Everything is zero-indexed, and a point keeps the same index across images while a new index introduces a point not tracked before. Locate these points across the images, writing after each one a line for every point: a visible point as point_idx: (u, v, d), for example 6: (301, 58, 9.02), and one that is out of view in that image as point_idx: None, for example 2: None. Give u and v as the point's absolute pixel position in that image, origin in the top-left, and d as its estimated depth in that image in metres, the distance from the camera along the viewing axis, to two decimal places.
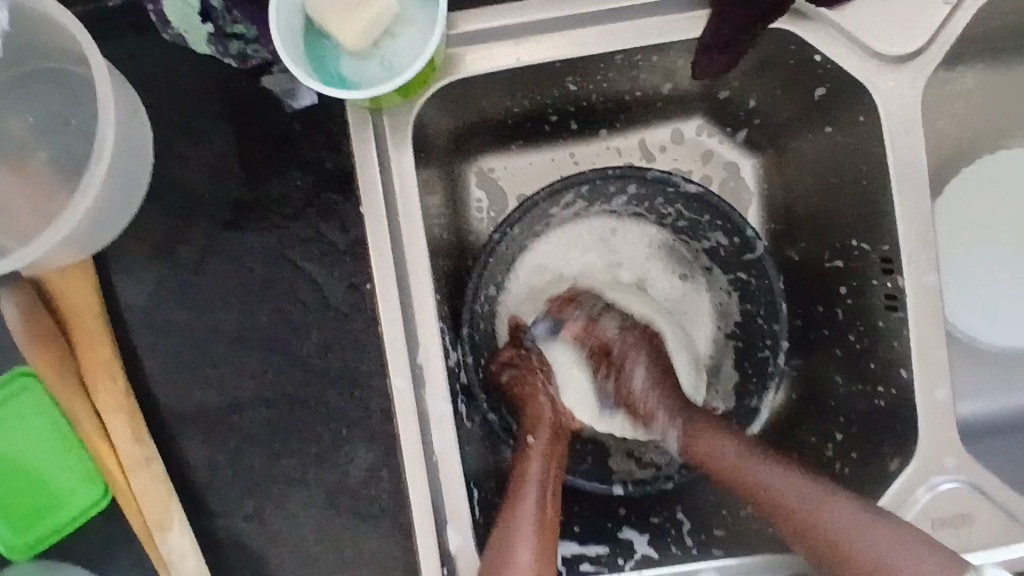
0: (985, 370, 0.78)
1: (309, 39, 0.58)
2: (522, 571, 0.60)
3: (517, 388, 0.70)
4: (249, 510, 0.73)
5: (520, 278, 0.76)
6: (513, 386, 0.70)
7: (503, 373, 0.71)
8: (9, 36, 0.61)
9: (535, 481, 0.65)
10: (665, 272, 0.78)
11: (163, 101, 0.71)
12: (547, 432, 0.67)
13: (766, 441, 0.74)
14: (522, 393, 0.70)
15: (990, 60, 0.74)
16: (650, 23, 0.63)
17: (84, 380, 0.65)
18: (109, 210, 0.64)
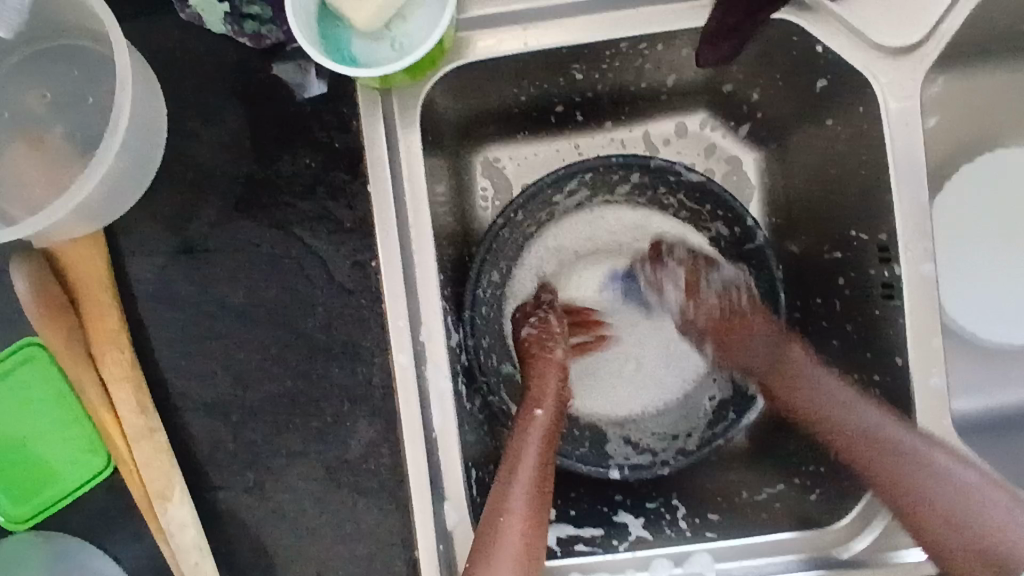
0: (983, 365, 0.79)
1: (322, 19, 0.60)
2: (514, 532, 0.60)
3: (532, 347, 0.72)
4: (250, 483, 0.74)
5: (528, 265, 0.78)
6: (529, 343, 0.72)
7: (526, 328, 0.73)
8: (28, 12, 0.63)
9: (537, 446, 0.65)
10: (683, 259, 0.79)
11: (177, 80, 0.73)
12: (553, 405, 0.68)
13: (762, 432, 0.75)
14: (534, 351, 0.71)
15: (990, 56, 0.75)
16: (656, 12, 0.64)
17: (91, 350, 0.66)
18: (121, 184, 0.65)
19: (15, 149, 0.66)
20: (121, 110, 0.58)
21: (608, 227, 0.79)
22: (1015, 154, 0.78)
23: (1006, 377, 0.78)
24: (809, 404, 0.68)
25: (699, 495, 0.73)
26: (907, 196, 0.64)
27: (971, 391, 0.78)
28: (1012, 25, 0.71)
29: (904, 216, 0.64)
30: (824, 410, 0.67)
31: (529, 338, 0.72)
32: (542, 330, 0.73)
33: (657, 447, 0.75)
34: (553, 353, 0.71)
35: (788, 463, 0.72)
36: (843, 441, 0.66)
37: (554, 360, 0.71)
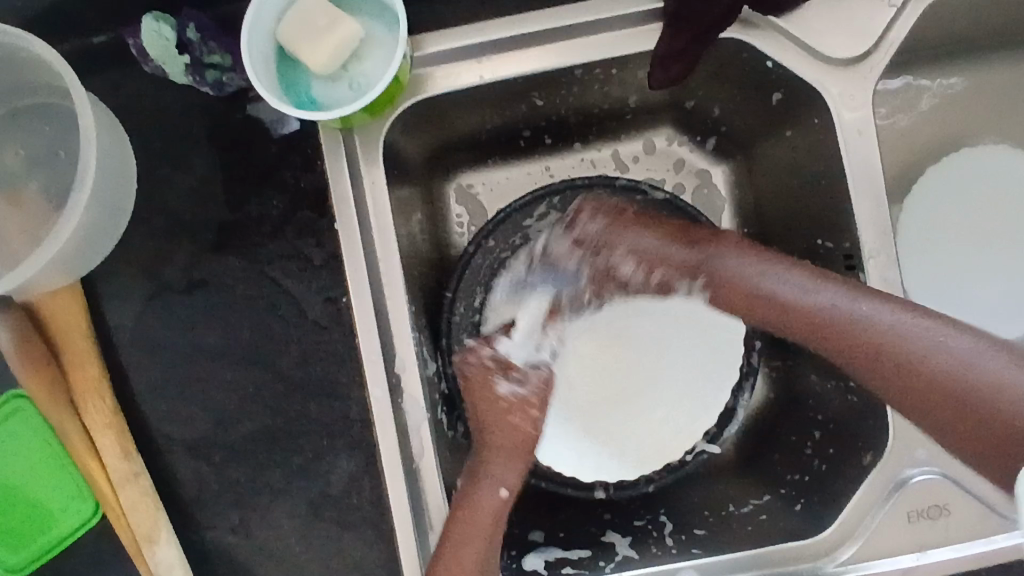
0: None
1: (281, 67, 0.62)
2: None
3: (506, 403, 0.68)
4: (235, 522, 0.75)
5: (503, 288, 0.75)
6: (501, 408, 0.68)
7: (506, 387, 0.69)
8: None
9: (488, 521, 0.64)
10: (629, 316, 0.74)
11: (146, 129, 0.74)
12: (517, 482, 0.67)
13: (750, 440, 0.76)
14: (506, 407, 0.68)
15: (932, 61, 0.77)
16: (608, 38, 0.65)
17: (72, 398, 0.67)
18: (96, 237, 0.67)
19: None
20: (87, 172, 0.60)
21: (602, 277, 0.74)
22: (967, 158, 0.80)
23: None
24: (855, 340, 0.62)
25: (686, 509, 0.73)
26: (863, 203, 0.65)
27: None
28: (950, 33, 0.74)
29: (867, 224, 0.65)
30: (859, 329, 0.62)
31: (503, 403, 0.68)
32: (524, 387, 0.69)
33: None
34: (523, 426, 0.68)
35: (773, 473, 0.73)
36: (903, 374, 0.60)
37: (523, 435, 0.68)
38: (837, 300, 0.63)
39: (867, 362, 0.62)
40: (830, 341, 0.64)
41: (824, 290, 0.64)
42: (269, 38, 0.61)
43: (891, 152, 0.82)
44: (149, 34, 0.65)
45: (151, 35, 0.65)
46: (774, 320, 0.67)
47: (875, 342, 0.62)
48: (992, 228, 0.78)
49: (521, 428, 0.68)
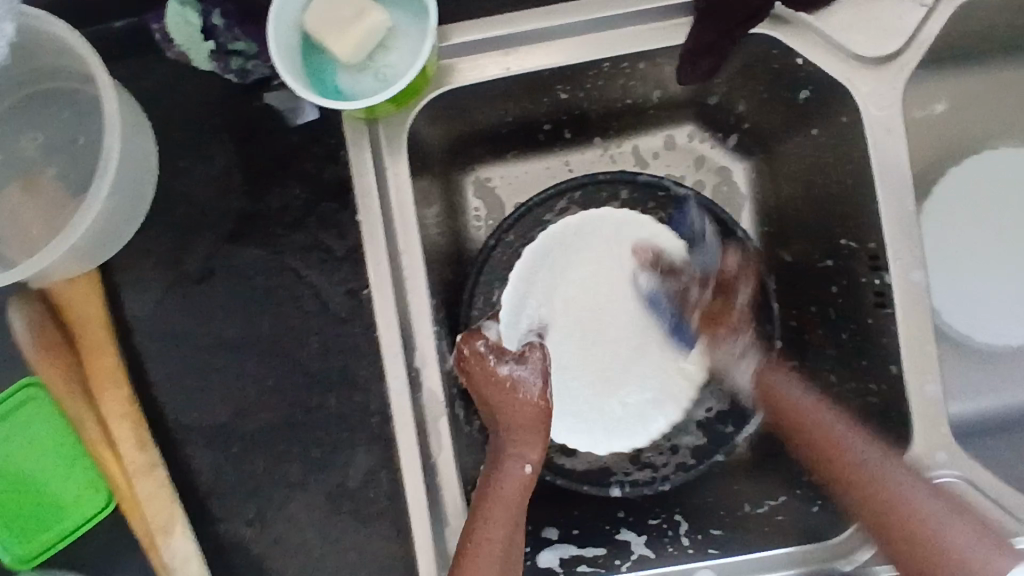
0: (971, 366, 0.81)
1: (306, 55, 0.61)
2: None
3: (505, 381, 0.67)
4: (251, 515, 0.74)
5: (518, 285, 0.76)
6: (505, 385, 0.67)
7: (506, 367, 0.67)
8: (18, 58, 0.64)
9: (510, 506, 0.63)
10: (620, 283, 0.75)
11: (165, 117, 0.73)
12: (535, 459, 0.66)
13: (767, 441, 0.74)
14: (505, 384, 0.67)
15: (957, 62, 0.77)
16: (635, 32, 0.64)
17: (89, 387, 0.66)
18: (116, 224, 0.66)
19: (11, 194, 0.67)
20: (110, 159, 0.59)
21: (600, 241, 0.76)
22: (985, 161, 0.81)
23: (992, 377, 0.80)
24: (837, 463, 0.66)
25: (704, 509, 0.73)
26: (890, 203, 0.65)
27: (964, 394, 0.80)
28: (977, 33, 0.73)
29: (893, 225, 0.65)
30: (845, 454, 0.66)
31: (506, 382, 0.67)
32: (526, 363, 0.68)
33: (658, 460, 0.75)
34: (530, 400, 0.67)
35: (789, 473, 0.71)
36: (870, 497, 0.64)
37: (529, 410, 0.67)
38: (873, 455, 0.65)
39: (841, 479, 0.66)
40: (820, 460, 0.67)
41: (819, 412, 0.69)
42: (294, 25, 0.60)
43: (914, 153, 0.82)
44: (174, 18, 0.64)
45: (175, 20, 0.64)
46: (810, 443, 0.68)
47: (851, 465, 0.65)
48: (1007, 232, 0.80)
49: (526, 404, 0.67)
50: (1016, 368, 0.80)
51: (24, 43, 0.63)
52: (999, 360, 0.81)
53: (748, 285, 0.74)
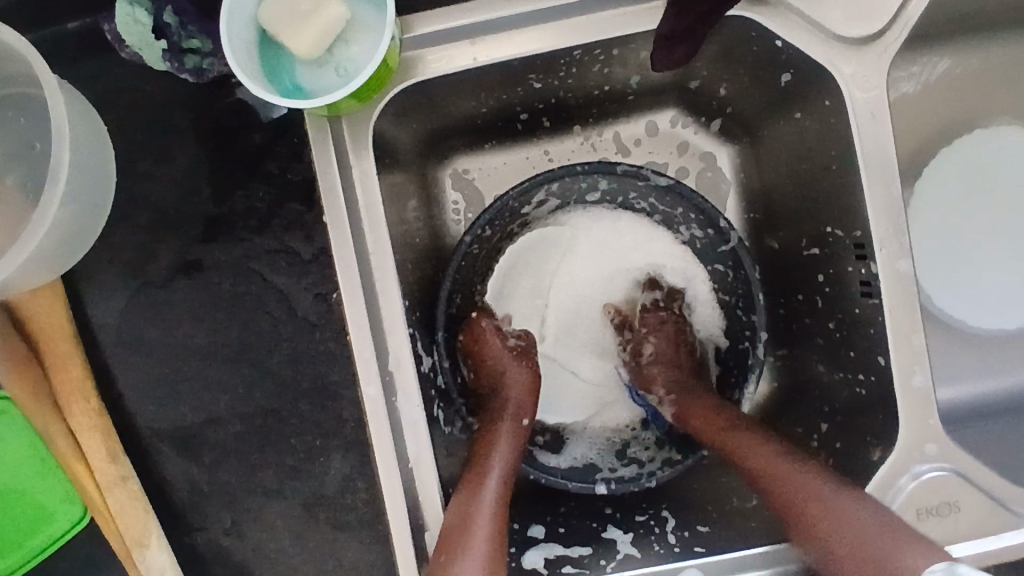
0: (961, 351, 0.80)
1: (264, 52, 0.58)
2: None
3: (495, 354, 0.71)
4: (228, 523, 0.74)
5: (505, 273, 0.76)
6: (497, 358, 0.71)
7: (511, 339, 0.73)
8: None
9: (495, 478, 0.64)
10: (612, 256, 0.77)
11: (125, 118, 0.71)
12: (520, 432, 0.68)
13: None
14: (494, 359, 0.71)
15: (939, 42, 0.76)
16: (605, 17, 0.61)
17: (57, 399, 0.65)
18: (77, 234, 0.64)
19: None
20: (59, 173, 0.57)
21: (593, 218, 0.77)
22: (972, 143, 0.79)
23: (981, 362, 0.79)
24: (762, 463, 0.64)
25: (689, 505, 0.72)
26: (877, 189, 0.62)
27: (956, 379, 0.79)
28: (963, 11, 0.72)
29: (880, 210, 0.62)
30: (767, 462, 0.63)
31: (511, 350, 0.72)
32: (523, 346, 0.74)
33: (644, 458, 0.76)
34: (524, 374, 0.71)
35: None
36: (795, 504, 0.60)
37: (519, 384, 0.71)
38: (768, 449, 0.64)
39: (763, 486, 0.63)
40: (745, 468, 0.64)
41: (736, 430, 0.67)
42: (250, 21, 0.57)
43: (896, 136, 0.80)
44: (125, 20, 0.61)
45: (125, 20, 0.61)
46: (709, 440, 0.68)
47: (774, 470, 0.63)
48: (995, 215, 0.79)
49: (518, 377, 0.71)
50: (1006, 353, 0.79)
51: None
52: (987, 344, 0.80)
53: (650, 341, 0.74)
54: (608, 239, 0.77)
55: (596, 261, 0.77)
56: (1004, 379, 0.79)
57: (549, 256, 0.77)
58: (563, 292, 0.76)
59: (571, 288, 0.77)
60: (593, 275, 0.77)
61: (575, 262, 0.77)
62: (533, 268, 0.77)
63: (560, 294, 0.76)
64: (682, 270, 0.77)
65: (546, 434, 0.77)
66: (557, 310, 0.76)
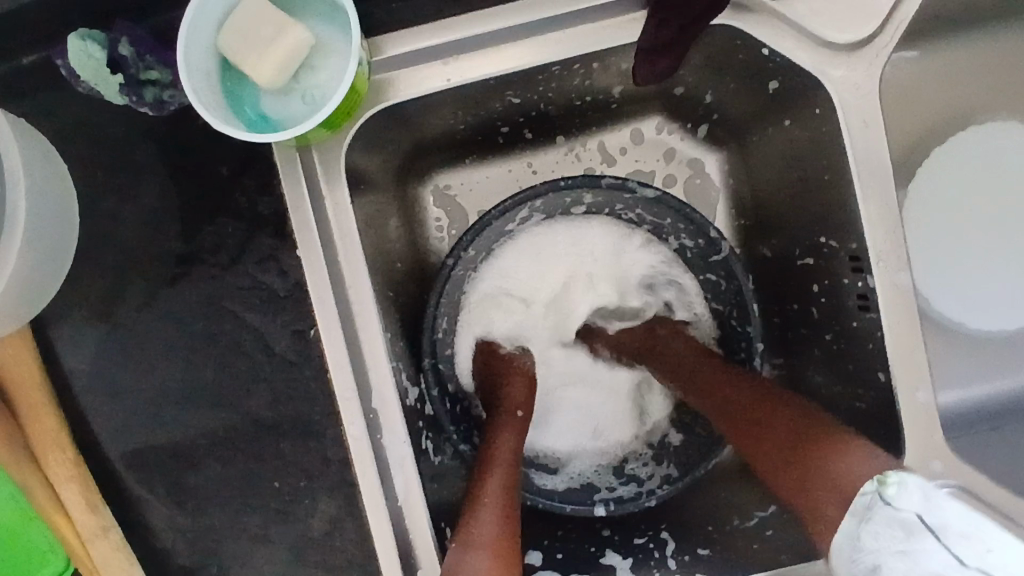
0: (964, 355, 0.78)
1: (226, 82, 0.56)
2: None
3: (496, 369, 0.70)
4: (215, 570, 0.69)
5: (476, 288, 0.72)
6: (504, 369, 0.70)
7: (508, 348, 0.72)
8: None
9: (498, 490, 0.62)
10: (587, 264, 0.74)
11: (80, 147, 0.65)
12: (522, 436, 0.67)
13: None
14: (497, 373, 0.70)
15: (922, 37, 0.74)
16: (583, 31, 0.59)
17: (33, 452, 0.62)
18: (42, 280, 0.61)
19: None
20: (15, 230, 0.55)
21: (570, 226, 0.73)
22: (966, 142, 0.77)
23: (984, 365, 0.77)
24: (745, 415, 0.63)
25: (690, 523, 0.69)
26: (875, 199, 0.59)
27: (958, 384, 0.77)
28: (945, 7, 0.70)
29: (875, 222, 0.59)
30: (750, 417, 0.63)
31: (508, 362, 0.71)
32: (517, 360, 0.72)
33: (642, 474, 0.73)
34: (522, 386, 0.69)
35: None
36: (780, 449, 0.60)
37: (519, 395, 0.69)
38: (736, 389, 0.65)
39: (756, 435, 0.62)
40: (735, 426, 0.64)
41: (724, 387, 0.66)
42: (211, 50, 0.55)
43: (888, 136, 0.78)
44: (75, 53, 0.57)
45: (76, 55, 0.57)
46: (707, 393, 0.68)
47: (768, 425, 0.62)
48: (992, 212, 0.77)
49: (518, 389, 0.69)
50: (1009, 355, 0.77)
51: None
52: (990, 346, 0.78)
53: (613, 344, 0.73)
54: (584, 246, 0.73)
55: (568, 271, 0.73)
56: (1009, 381, 0.77)
57: (516, 270, 0.73)
58: (529, 305, 0.73)
59: (540, 302, 0.73)
60: (562, 288, 0.73)
61: (545, 270, 0.73)
62: (502, 280, 0.73)
63: (526, 309, 0.73)
64: (663, 277, 0.75)
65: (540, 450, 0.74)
66: (523, 324, 0.73)
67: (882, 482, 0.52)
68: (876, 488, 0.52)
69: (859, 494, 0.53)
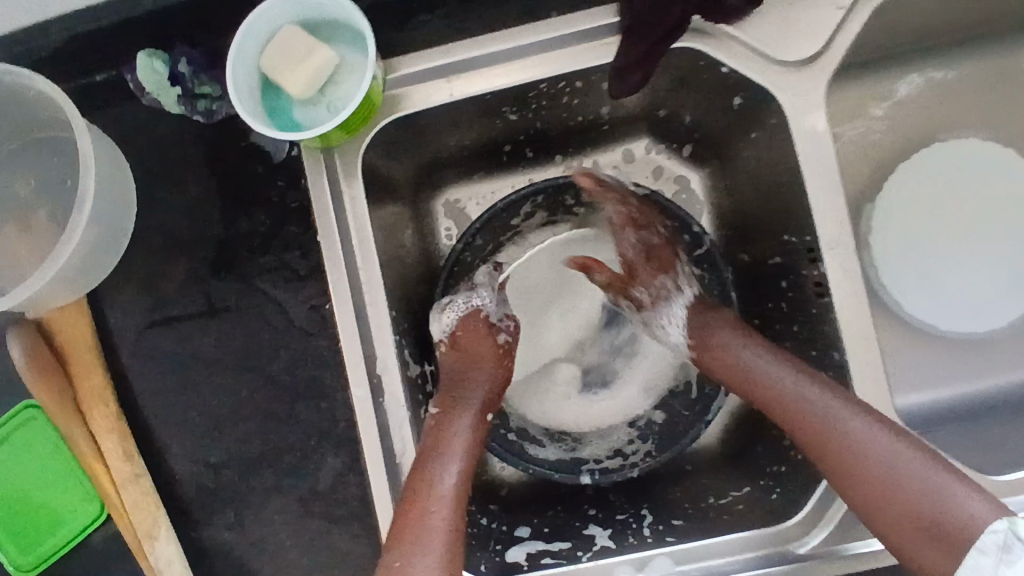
0: (917, 359, 0.84)
1: (266, 93, 0.67)
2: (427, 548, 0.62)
3: (478, 349, 0.75)
4: (232, 518, 0.71)
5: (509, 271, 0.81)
6: (489, 347, 0.75)
7: (501, 335, 0.77)
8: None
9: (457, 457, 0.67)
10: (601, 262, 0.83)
11: (136, 132, 0.72)
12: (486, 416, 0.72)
13: (744, 434, 0.77)
14: (477, 351, 0.75)
15: (863, 72, 0.84)
16: (564, 54, 0.68)
17: (80, 406, 0.68)
18: (101, 251, 0.69)
19: (8, 235, 0.68)
20: (85, 196, 0.63)
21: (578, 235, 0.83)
22: (929, 159, 0.84)
23: (938, 370, 0.84)
24: (779, 403, 0.66)
25: (668, 503, 0.76)
26: (825, 197, 0.66)
27: (911, 386, 0.84)
28: (886, 44, 0.80)
29: (826, 216, 0.66)
30: (815, 420, 0.63)
31: (499, 348, 0.76)
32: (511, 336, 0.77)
33: (628, 450, 0.79)
34: (503, 365, 0.76)
35: (755, 467, 0.74)
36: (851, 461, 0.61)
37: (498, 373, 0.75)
38: (834, 404, 0.63)
39: (829, 454, 0.62)
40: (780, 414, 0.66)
41: (793, 384, 0.66)
42: (254, 67, 0.66)
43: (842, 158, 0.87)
44: (143, 69, 0.68)
45: (144, 69, 0.68)
46: (746, 380, 0.69)
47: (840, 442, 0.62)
48: (954, 224, 0.83)
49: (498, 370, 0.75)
50: (970, 355, 0.84)
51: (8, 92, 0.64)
52: (943, 351, 0.84)
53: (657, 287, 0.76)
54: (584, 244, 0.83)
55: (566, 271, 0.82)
56: (959, 388, 0.83)
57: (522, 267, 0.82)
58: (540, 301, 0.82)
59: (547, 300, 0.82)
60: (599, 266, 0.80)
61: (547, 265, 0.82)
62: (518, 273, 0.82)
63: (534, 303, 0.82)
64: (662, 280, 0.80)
65: (537, 427, 0.81)
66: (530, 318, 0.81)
67: (1014, 521, 0.55)
68: (1009, 526, 0.55)
69: (986, 531, 0.56)
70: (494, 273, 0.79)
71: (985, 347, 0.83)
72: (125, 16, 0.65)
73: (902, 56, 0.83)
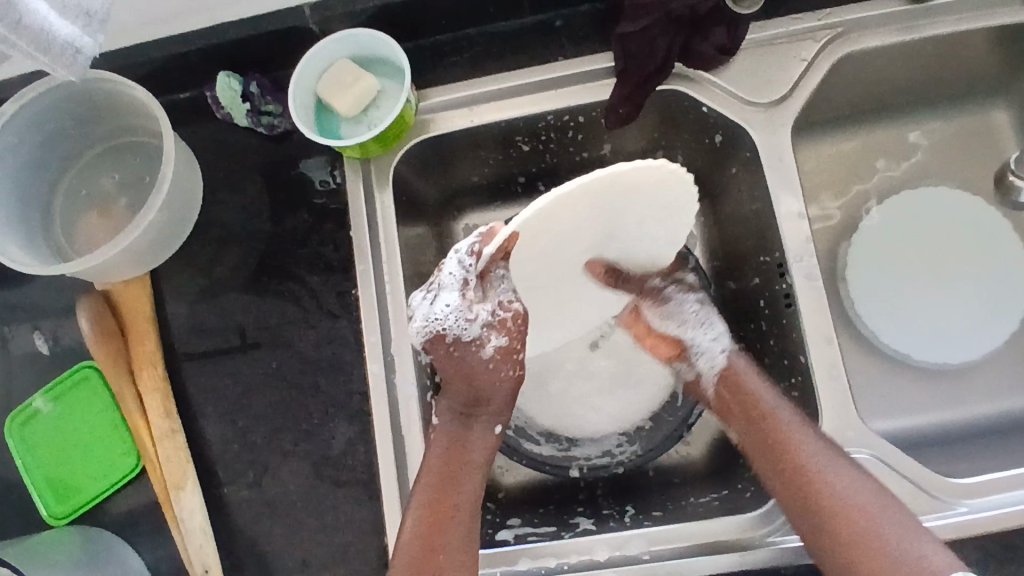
0: (896, 389, 0.89)
1: (318, 113, 0.79)
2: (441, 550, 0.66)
3: (462, 359, 0.69)
4: (251, 478, 0.79)
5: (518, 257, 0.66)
6: (477, 362, 0.69)
7: (489, 346, 0.68)
8: (99, 100, 0.78)
9: (474, 484, 0.70)
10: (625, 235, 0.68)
11: (206, 142, 0.86)
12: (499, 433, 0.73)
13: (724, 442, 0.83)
14: (462, 364, 0.69)
15: (852, 125, 0.92)
16: (567, 92, 0.81)
17: (133, 369, 0.79)
18: (166, 237, 0.81)
19: (92, 219, 0.81)
20: (161, 185, 0.75)
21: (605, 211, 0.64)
22: (907, 201, 0.90)
23: (908, 398, 0.88)
24: (778, 438, 0.69)
25: (650, 499, 0.81)
26: (787, 219, 0.77)
27: (887, 413, 0.88)
28: (870, 98, 0.88)
29: (789, 234, 0.76)
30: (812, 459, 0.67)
31: (490, 361, 0.69)
32: (505, 336, 0.68)
33: (616, 449, 0.85)
34: (506, 373, 0.70)
35: (731, 469, 0.80)
36: (831, 503, 0.65)
37: (506, 383, 0.71)
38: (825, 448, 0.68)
39: (812, 491, 0.66)
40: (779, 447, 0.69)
41: (793, 422, 0.70)
42: (309, 91, 0.79)
43: (814, 195, 0.94)
44: (222, 87, 0.80)
45: (222, 87, 0.80)
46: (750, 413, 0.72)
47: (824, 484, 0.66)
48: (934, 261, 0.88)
49: (505, 378, 0.71)
50: (943, 386, 0.88)
51: (108, 100, 0.78)
52: (913, 381, 0.89)
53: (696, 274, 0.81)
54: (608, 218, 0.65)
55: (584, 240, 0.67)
56: (927, 415, 0.88)
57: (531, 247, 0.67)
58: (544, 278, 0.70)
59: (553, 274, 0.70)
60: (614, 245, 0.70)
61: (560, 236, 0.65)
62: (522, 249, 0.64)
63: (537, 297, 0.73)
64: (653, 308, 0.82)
65: (535, 428, 0.85)
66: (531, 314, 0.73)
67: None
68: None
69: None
70: (468, 260, 0.65)
71: (953, 378, 0.88)
72: (209, 46, 0.78)
73: (886, 111, 0.91)
